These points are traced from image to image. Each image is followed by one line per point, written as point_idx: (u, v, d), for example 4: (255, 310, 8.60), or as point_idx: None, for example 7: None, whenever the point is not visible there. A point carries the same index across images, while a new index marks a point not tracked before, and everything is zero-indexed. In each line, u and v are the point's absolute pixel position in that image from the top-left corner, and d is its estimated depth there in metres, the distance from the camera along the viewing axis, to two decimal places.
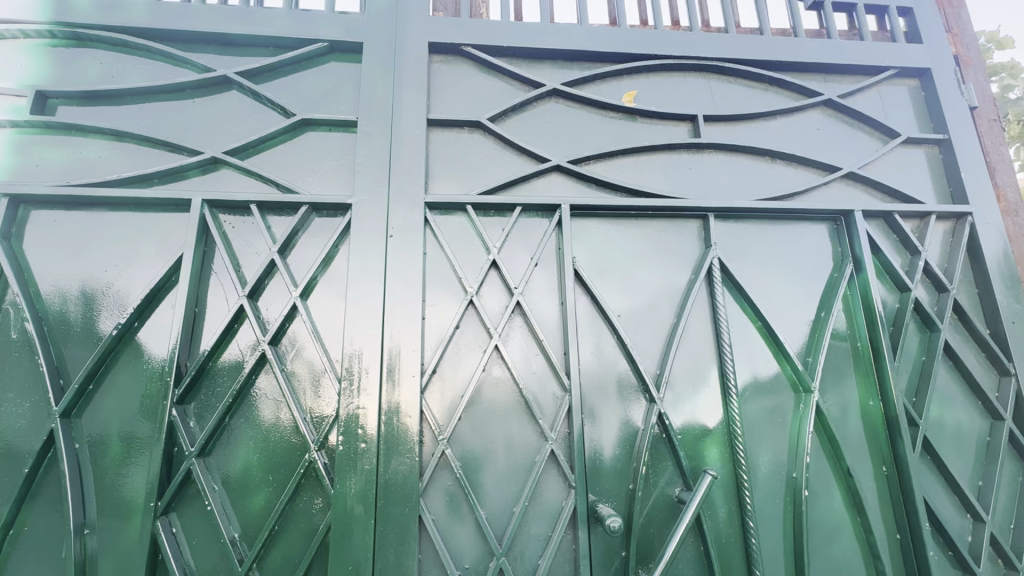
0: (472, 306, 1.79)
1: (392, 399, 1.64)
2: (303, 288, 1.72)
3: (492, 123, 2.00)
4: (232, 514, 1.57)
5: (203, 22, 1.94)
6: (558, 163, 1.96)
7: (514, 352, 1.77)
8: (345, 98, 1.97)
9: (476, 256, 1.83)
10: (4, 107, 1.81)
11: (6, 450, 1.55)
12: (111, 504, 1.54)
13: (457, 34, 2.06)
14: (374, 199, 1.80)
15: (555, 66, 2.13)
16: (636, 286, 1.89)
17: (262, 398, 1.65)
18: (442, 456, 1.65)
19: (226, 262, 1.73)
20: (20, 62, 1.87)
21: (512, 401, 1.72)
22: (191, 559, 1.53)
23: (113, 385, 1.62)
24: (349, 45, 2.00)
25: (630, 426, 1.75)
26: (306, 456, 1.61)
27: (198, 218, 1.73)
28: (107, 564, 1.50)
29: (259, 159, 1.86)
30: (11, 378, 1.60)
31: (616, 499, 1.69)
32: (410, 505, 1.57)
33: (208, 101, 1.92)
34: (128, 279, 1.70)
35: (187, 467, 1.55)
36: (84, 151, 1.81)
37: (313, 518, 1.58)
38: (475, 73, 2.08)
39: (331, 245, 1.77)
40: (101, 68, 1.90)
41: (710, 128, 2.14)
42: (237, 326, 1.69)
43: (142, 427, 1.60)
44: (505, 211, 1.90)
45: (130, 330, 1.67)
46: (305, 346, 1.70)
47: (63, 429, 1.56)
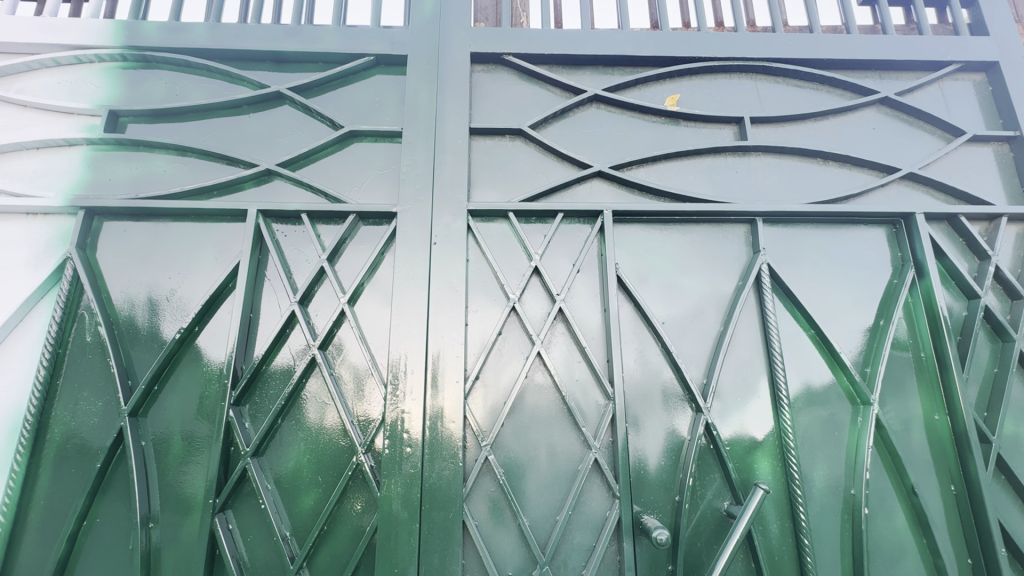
0: (514, 313, 1.80)
1: (435, 405, 1.67)
2: (351, 294, 1.77)
3: (534, 130, 2.01)
4: (284, 513, 1.62)
5: (258, 41, 2.04)
6: (599, 169, 1.95)
7: (557, 358, 1.76)
8: (390, 109, 2.02)
9: (518, 263, 1.84)
10: (81, 127, 1.95)
11: (81, 446, 1.65)
12: (174, 500, 1.62)
13: (498, 44, 2.09)
14: (418, 207, 1.84)
15: (596, 72, 2.13)
16: (680, 292, 1.85)
17: (313, 400, 1.71)
18: (485, 462, 1.65)
19: (278, 269, 1.80)
20: (95, 84, 2.01)
21: (555, 409, 1.71)
22: (245, 555, 1.59)
23: (176, 386, 1.71)
24: (394, 57, 2.06)
25: (675, 436, 1.71)
26: (353, 459, 1.65)
27: (254, 227, 1.81)
28: (170, 557, 1.58)
29: (309, 170, 1.94)
30: (85, 378, 1.71)
31: (662, 511, 1.65)
32: (455, 510, 1.58)
33: (262, 116, 2.01)
34: (190, 285, 1.80)
35: (242, 466, 1.62)
36: (151, 165, 1.93)
37: (361, 520, 1.62)
38: (516, 81, 2.10)
39: (377, 252, 1.82)
40: (166, 88, 2.03)
41: (757, 130, 2.08)
42: (289, 331, 1.76)
43: (202, 426, 1.68)
44: (547, 217, 1.90)
45: (191, 334, 1.76)
46: (352, 351, 1.74)
47: (131, 427, 1.66)
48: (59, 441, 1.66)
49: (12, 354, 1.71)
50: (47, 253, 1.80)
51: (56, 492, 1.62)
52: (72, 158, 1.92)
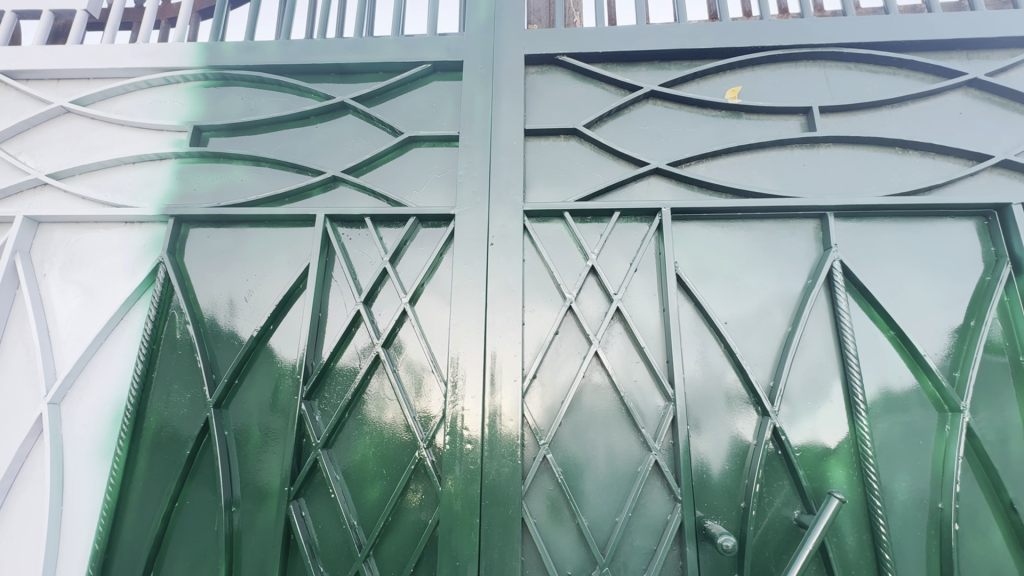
0: (571, 313, 1.79)
1: (493, 403, 1.69)
2: (412, 294, 1.83)
3: (589, 129, 2.00)
4: (352, 503, 1.70)
5: (323, 55, 2.15)
6: (657, 166, 1.91)
7: (614, 358, 1.74)
8: (446, 115, 2.07)
9: (575, 263, 1.84)
10: (170, 142, 2.13)
11: (173, 434, 1.81)
12: (253, 486, 1.74)
13: (551, 45, 2.09)
14: (475, 208, 1.88)
15: (651, 68, 2.09)
16: (744, 291, 1.79)
17: (378, 396, 1.78)
18: (543, 460, 1.66)
19: (344, 271, 1.89)
20: (181, 103, 2.20)
21: (613, 410, 1.70)
22: (318, 541, 1.68)
23: (254, 380, 1.83)
24: (450, 64, 2.11)
25: (740, 439, 1.65)
26: (416, 453, 1.70)
27: (321, 231, 1.91)
28: (250, 540, 1.69)
29: (371, 175, 2.02)
30: (175, 372, 1.87)
31: (726, 517, 1.60)
32: (514, 507, 1.60)
33: (328, 126, 2.12)
34: (266, 286, 1.92)
35: (314, 457, 1.71)
36: (230, 176, 2.08)
37: (422, 513, 1.67)
38: (570, 81, 2.10)
39: (436, 253, 1.87)
40: (242, 103, 2.18)
41: (826, 120, 1.98)
42: (354, 329, 1.84)
43: (277, 419, 1.79)
44: (603, 216, 1.89)
45: (266, 333, 1.88)
46: (413, 350, 1.80)
47: (215, 418, 1.79)
48: (154, 430, 1.82)
49: (114, 349, 1.89)
50: (141, 259, 1.97)
51: (151, 476, 1.78)
52: (163, 171, 2.10)
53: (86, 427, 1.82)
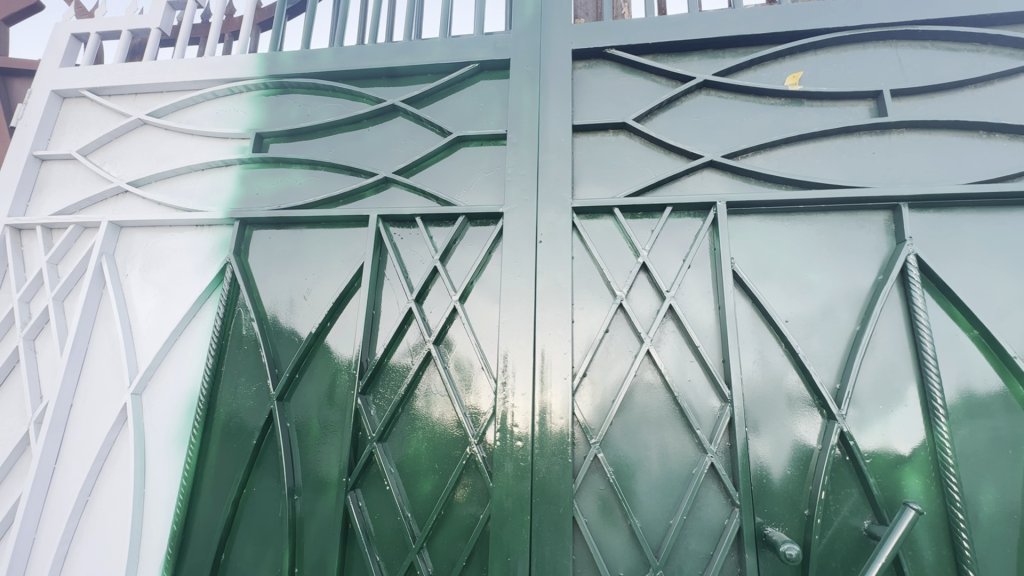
0: (622, 310, 1.77)
1: (543, 400, 1.69)
2: (461, 292, 1.86)
3: (638, 123, 1.96)
4: (406, 495, 1.75)
5: (375, 60, 2.22)
6: (711, 158, 1.85)
7: (667, 357, 1.70)
8: (494, 113, 2.08)
9: (625, 260, 1.81)
10: (234, 149, 2.26)
11: (241, 425, 1.92)
12: (313, 476, 1.82)
13: (599, 38, 2.06)
14: (524, 206, 1.88)
15: (704, 57, 2.02)
16: (807, 289, 1.70)
17: (430, 392, 1.82)
18: (595, 459, 1.65)
19: (397, 269, 1.94)
20: (244, 111, 2.32)
21: (666, 410, 1.66)
22: (374, 532, 1.73)
23: (312, 375, 1.92)
24: (497, 62, 2.11)
25: (803, 443, 1.58)
26: (467, 449, 1.73)
27: (375, 231, 1.97)
28: (311, 526, 1.77)
29: (421, 175, 2.06)
30: (242, 366, 1.98)
31: (789, 525, 1.53)
32: (565, 505, 1.60)
33: (380, 129, 2.18)
34: (323, 285, 2.00)
35: (370, 450, 1.77)
36: (288, 179, 2.18)
37: (474, 507, 1.70)
38: (618, 74, 2.06)
39: (485, 252, 1.88)
40: (300, 110, 2.27)
41: (898, 105, 1.84)
42: (406, 326, 1.89)
43: (334, 413, 1.86)
44: (654, 212, 1.85)
45: (324, 329, 1.96)
46: (462, 347, 1.83)
47: (278, 410, 1.89)
48: (223, 420, 1.94)
49: (187, 345, 2.02)
50: (210, 260, 2.10)
51: (221, 464, 1.89)
52: (228, 176, 2.23)
53: (163, 416, 1.96)
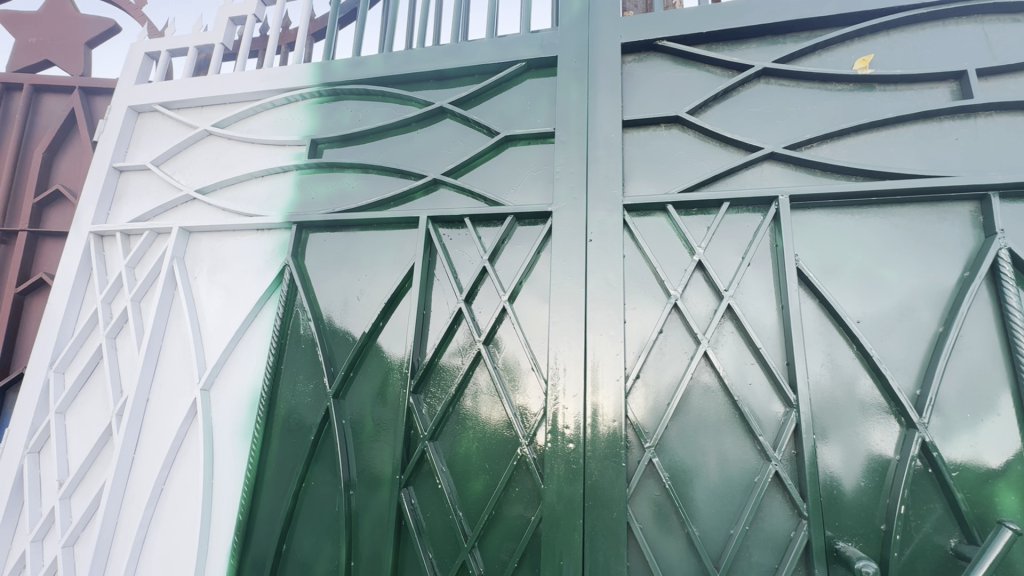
0: (676, 310, 1.71)
1: (594, 402, 1.66)
2: (511, 293, 1.85)
3: (693, 116, 1.89)
4: (457, 494, 1.76)
5: (424, 63, 2.25)
6: (771, 150, 1.76)
7: (726, 359, 1.63)
8: (541, 111, 2.05)
9: (679, 258, 1.75)
10: (291, 155, 2.35)
11: (300, 421, 1.99)
12: (368, 473, 1.86)
13: (650, 30, 2.00)
14: (573, 204, 1.85)
15: (763, 44, 1.92)
16: (881, 287, 1.59)
17: (479, 392, 1.82)
18: (649, 463, 1.60)
19: (446, 270, 1.95)
20: (300, 118, 2.41)
21: (725, 415, 1.59)
22: (427, 529, 1.76)
23: (366, 373, 1.97)
24: (545, 60, 2.09)
25: (877, 453, 1.47)
26: (517, 450, 1.72)
27: (425, 232, 2.00)
28: (366, 522, 1.82)
29: (470, 176, 2.06)
30: (300, 364, 2.06)
31: (863, 540, 1.43)
32: (619, 510, 1.56)
33: (429, 131, 2.21)
34: (375, 285, 2.05)
35: (422, 448, 1.80)
36: (342, 183, 2.24)
37: (525, 509, 1.68)
38: (670, 66, 2.00)
39: (534, 251, 1.86)
40: (352, 115, 2.34)
41: (984, 86, 1.69)
42: (456, 327, 1.90)
43: (387, 411, 1.90)
44: (710, 207, 1.78)
45: (376, 329, 2.00)
46: (512, 348, 1.82)
47: (334, 407, 1.95)
48: (283, 416, 2.02)
49: (250, 343, 2.12)
50: (270, 262, 2.20)
51: (282, 458, 1.97)
52: (286, 182, 2.32)
53: (229, 411, 2.06)
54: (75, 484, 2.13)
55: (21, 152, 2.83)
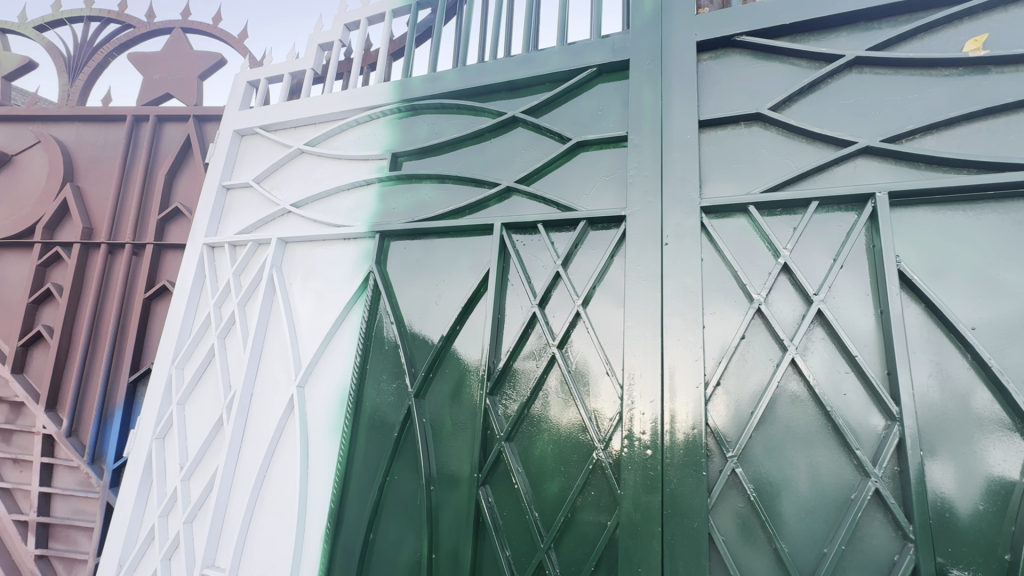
0: (760, 315, 1.64)
1: (671, 409, 1.63)
2: (584, 297, 1.86)
3: (775, 112, 1.81)
4: (533, 495, 1.79)
5: (497, 75, 2.32)
6: (866, 144, 1.65)
7: (817, 367, 1.54)
8: (613, 115, 2.05)
9: (763, 260, 1.68)
10: (373, 169, 2.50)
11: (384, 419, 2.12)
12: (447, 470, 1.95)
13: (728, 26, 1.94)
14: (648, 207, 1.83)
15: (854, 32, 1.81)
16: (1001, 290, 1.43)
17: (553, 395, 1.85)
18: (732, 474, 1.55)
19: (520, 275, 2.00)
20: (381, 134, 2.56)
21: (816, 427, 1.51)
22: (504, 528, 1.81)
23: (444, 375, 2.06)
24: (616, 63, 2.08)
25: (999, 475, 1.34)
26: (593, 454, 1.72)
27: (499, 239, 2.06)
28: (446, 517, 1.90)
29: (542, 183, 2.10)
30: (384, 365, 2.19)
31: (981, 569, 1.31)
32: (701, 520, 1.52)
33: (501, 140, 2.28)
34: (452, 291, 2.14)
35: (498, 448, 1.85)
36: (420, 193, 2.36)
37: (600, 514, 1.68)
38: (750, 61, 1.93)
39: (608, 256, 1.86)
40: (429, 129, 2.46)
41: None
42: (530, 331, 1.94)
43: (464, 411, 1.98)
44: (796, 207, 1.69)
45: (453, 332, 2.09)
46: (586, 352, 1.83)
47: (415, 407, 2.05)
48: (368, 414, 2.16)
49: (339, 345, 2.29)
50: (356, 269, 2.36)
51: (368, 453, 2.11)
52: (368, 194, 2.48)
53: (321, 406, 2.23)
54: (192, 468, 2.39)
55: (148, 175, 3.24)
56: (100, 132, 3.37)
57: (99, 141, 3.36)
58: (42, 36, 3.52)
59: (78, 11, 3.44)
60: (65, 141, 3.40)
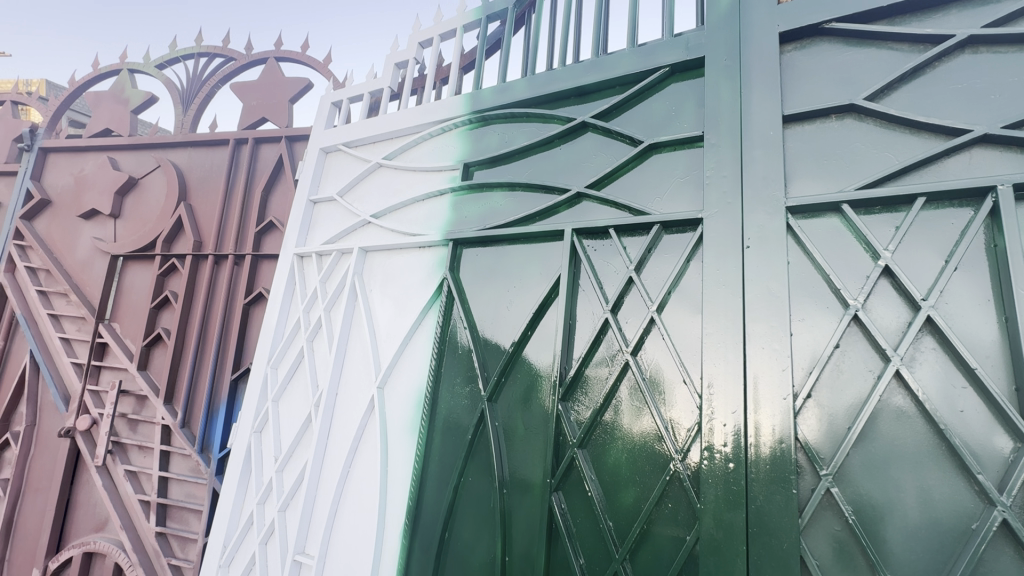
0: (857, 322, 1.51)
1: (755, 421, 1.55)
2: (659, 303, 1.80)
3: (872, 102, 1.67)
4: (607, 504, 1.76)
5: (566, 82, 2.34)
6: (982, 132, 1.48)
7: (927, 380, 1.40)
8: (688, 115, 1.98)
9: (859, 263, 1.55)
10: (445, 179, 2.59)
11: (457, 421, 2.19)
12: (520, 475, 1.97)
13: (814, 14, 1.83)
14: (727, 209, 1.75)
15: (965, 10, 1.64)
16: None
17: (627, 403, 1.81)
18: (826, 493, 1.43)
19: (592, 280, 1.98)
20: (452, 145, 2.65)
21: (927, 446, 1.37)
22: (577, 534, 1.79)
23: (516, 380, 2.09)
24: (690, 62, 2.01)
25: None
26: (669, 465, 1.67)
27: (570, 245, 2.06)
28: (519, 521, 1.92)
29: (613, 187, 2.08)
30: (457, 368, 2.26)
31: None
32: (791, 541, 1.42)
33: (571, 146, 2.28)
34: (524, 296, 2.17)
35: (571, 455, 1.85)
36: (491, 202, 2.42)
37: (678, 528, 1.62)
38: (840, 50, 1.80)
39: (683, 260, 1.80)
40: (498, 138, 2.51)
41: None
42: (603, 337, 1.92)
43: (536, 416, 1.99)
44: (898, 205, 1.55)
45: (525, 338, 2.11)
46: (661, 358, 1.77)
47: (488, 411, 2.10)
48: (443, 417, 2.23)
49: (415, 349, 2.39)
50: (430, 276, 2.45)
51: (443, 454, 2.18)
52: (441, 203, 2.57)
53: (399, 407, 2.34)
54: (285, 460, 2.59)
55: (247, 191, 3.57)
56: (207, 155, 3.77)
57: (207, 163, 3.76)
58: (162, 73, 4.01)
59: (190, 49, 3.88)
60: (180, 165, 3.84)
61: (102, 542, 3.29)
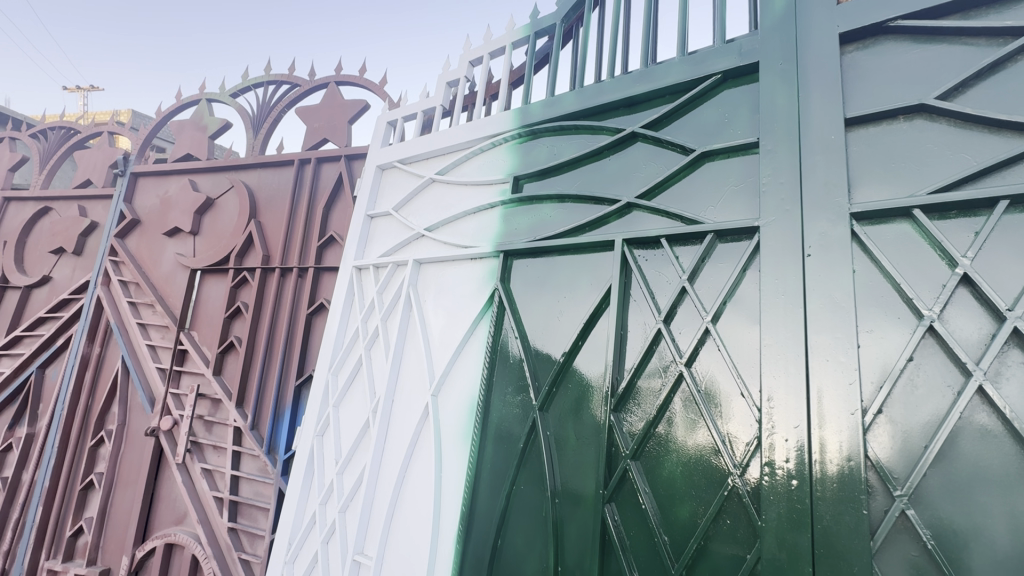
0: (932, 334, 1.42)
1: (820, 437, 1.49)
2: (714, 314, 1.77)
3: (944, 101, 1.59)
4: (662, 517, 1.74)
5: (615, 93, 2.36)
6: None
7: (1015, 397, 1.30)
8: (742, 121, 1.95)
9: (934, 271, 1.46)
10: (496, 192, 2.66)
11: (509, 430, 2.23)
12: (572, 485, 1.98)
13: (877, 12, 1.76)
14: (786, 216, 1.70)
15: None
16: None
17: (681, 415, 1.78)
18: (901, 515, 1.35)
19: (643, 290, 1.97)
20: (502, 159, 2.72)
21: (1016, 468, 1.27)
22: (631, 547, 1.77)
23: (567, 390, 2.10)
24: (744, 68, 1.98)
25: None
26: (727, 481, 1.62)
27: (620, 255, 2.06)
28: (572, 531, 1.92)
29: (664, 197, 2.07)
30: (509, 378, 2.30)
31: None
32: (862, 564, 1.36)
33: (620, 156, 2.29)
34: (574, 306, 2.18)
35: (624, 466, 1.84)
36: (541, 213, 2.46)
37: (737, 546, 1.57)
38: (906, 48, 1.72)
39: (739, 269, 1.76)
40: (547, 150, 2.56)
41: None
42: (655, 348, 1.90)
43: (587, 427, 1.99)
44: (977, 208, 1.46)
45: (575, 348, 2.12)
46: (717, 370, 1.73)
47: (539, 420, 2.13)
48: (495, 426, 2.28)
49: (467, 358, 2.45)
50: (482, 288, 2.51)
51: (495, 462, 2.22)
52: (492, 216, 2.63)
53: (452, 415, 2.41)
54: (345, 464, 2.72)
55: (310, 208, 3.80)
56: (275, 174, 4.05)
57: (274, 182, 4.04)
58: (235, 101, 4.36)
59: (261, 78, 4.20)
60: (251, 185, 4.14)
61: (181, 535, 3.56)
